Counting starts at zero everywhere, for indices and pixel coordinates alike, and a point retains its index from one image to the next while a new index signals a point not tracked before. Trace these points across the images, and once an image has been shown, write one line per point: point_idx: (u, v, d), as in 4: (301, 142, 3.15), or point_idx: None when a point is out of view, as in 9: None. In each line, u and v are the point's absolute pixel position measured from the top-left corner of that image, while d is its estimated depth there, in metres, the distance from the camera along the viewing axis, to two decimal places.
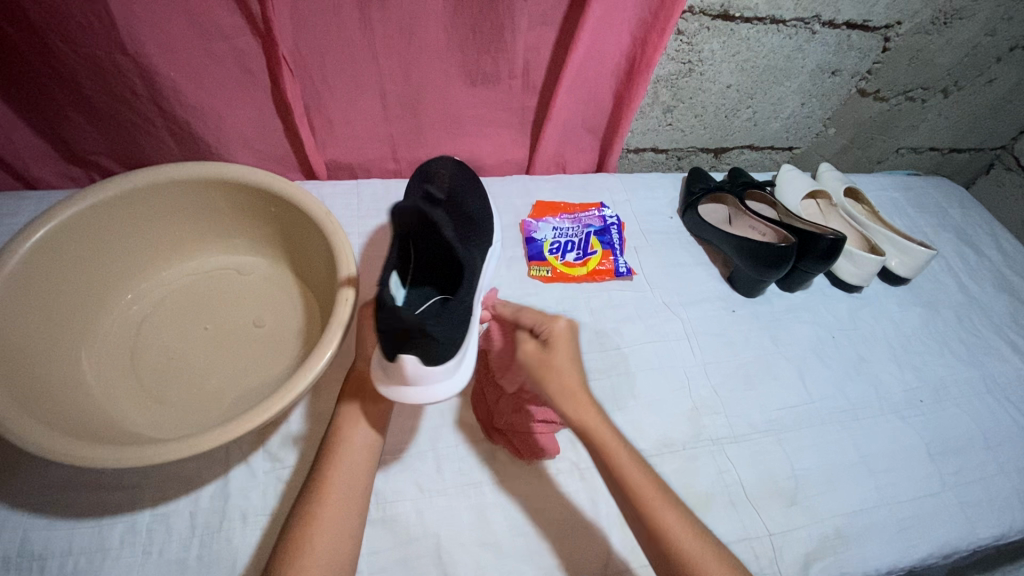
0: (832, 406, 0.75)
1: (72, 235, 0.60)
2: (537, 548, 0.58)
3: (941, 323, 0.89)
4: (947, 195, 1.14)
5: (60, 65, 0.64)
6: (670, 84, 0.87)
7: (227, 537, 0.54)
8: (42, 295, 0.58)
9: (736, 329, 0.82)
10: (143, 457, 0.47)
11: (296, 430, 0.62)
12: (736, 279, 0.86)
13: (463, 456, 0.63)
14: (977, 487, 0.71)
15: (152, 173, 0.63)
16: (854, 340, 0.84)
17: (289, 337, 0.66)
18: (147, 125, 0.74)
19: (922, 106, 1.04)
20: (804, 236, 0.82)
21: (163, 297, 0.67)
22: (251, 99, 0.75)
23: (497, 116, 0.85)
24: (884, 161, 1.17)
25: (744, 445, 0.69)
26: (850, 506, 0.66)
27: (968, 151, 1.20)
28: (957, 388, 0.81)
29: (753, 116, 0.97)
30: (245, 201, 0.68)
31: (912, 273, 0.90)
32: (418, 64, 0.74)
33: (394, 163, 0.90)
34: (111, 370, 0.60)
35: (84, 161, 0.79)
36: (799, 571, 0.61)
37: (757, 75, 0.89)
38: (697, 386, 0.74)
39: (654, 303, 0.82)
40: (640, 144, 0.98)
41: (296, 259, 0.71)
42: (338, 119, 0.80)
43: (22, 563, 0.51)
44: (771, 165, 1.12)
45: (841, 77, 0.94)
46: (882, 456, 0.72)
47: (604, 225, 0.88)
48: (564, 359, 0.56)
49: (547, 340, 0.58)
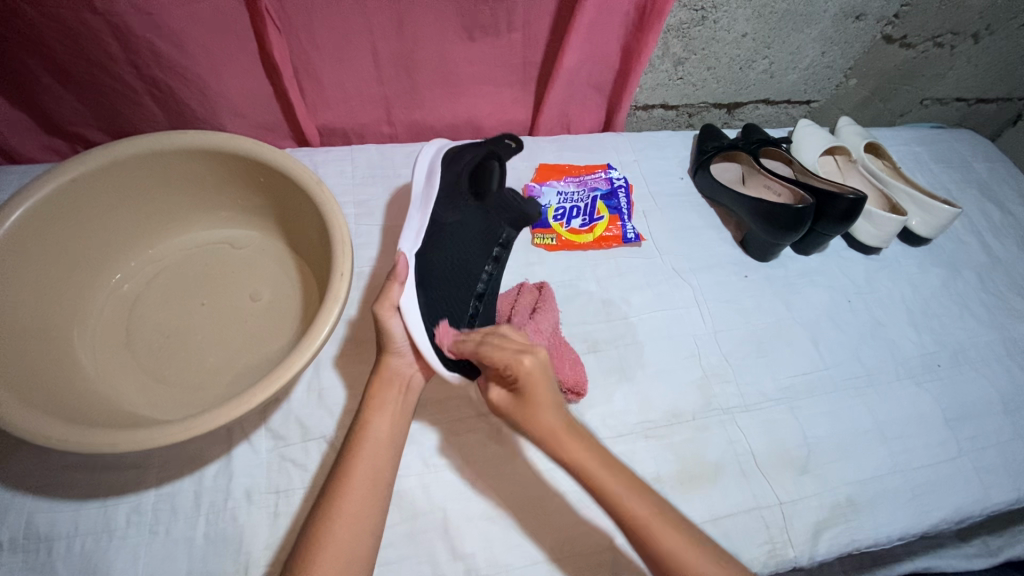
0: (845, 372, 0.73)
1: (53, 213, 0.57)
2: (545, 520, 0.58)
3: (961, 284, 0.86)
4: (973, 148, 1.08)
5: (26, 28, 0.60)
6: (682, 33, 0.81)
7: (232, 515, 0.54)
8: (29, 277, 0.56)
9: (748, 295, 0.79)
10: (141, 440, 0.46)
11: (298, 406, 0.61)
12: (748, 243, 0.82)
13: (467, 429, 0.62)
14: (993, 451, 0.70)
15: (133, 144, 0.59)
16: (870, 303, 0.81)
17: (286, 312, 0.64)
18: (126, 91, 0.70)
19: (950, 52, 0.97)
20: (822, 196, 0.78)
21: (155, 275, 0.65)
22: (237, 60, 0.70)
23: (497, 74, 0.80)
24: (906, 114, 1.11)
25: (756, 414, 0.68)
26: (863, 474, 0.65)
27: (995, 102, 1.13)
28: (976, 351, 0.78)
29: (769, 67, 0.91)
30: (232, 170, 0.65)
31: (933, 232, 0.86)
32: (410, 19, 0.69)
33: (389, 126, 0.86)
34: (108, 352, 0.58)
35: (66, 133, 0.75)
36: (810, 538, 0.60)
37: (775, 21, 0.82)
38: (708, 355, 0.72)
39: (664, 269, 0.79)
40: (650, 100, 0.93)
41: (288, 229, 0.68)
42: (329, 81, 0.75)
43: (28, 545, 0.51)
44: (786, 120, 1.06)
45: (866, 22, 0.87)
46: (896, 421, 0.70)
47: (612, 188, 0.84)
48: (543, 402, 0.48)
49: (516, 385, 0.48)
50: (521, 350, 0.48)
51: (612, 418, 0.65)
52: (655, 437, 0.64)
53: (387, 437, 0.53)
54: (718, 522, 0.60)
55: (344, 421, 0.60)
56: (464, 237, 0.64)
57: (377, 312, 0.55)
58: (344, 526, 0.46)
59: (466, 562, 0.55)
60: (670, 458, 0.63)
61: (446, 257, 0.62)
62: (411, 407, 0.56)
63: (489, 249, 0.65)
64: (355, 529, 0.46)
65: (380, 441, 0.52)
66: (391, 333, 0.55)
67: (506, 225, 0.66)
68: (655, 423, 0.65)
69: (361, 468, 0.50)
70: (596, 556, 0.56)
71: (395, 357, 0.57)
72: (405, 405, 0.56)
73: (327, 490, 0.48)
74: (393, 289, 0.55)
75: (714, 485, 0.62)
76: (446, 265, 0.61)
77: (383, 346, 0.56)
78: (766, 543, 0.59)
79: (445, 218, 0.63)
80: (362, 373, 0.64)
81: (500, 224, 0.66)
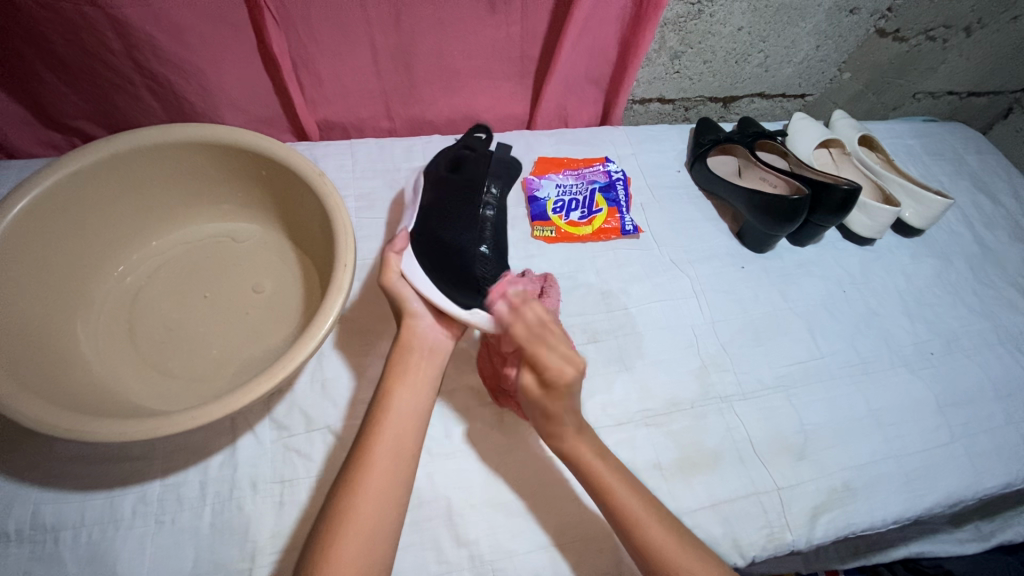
0: (842, 361, 0.74)
1: (55, 205, 0.57)
2: (547, 508, 0.58)
3: (954, 275, 0.87)
4: (964, 141, 1.10)
5: (25, 21, 0.60)
6: (678, 27, 0.81)
7: (238, 505, 0.55)
8: (31, 269, 0.56)
9: (746, 285, 0.80)
10: (147, 429, 0.46)
11: (300, 397, 0.61)
12: (746, 234, 0.83)
13: (470, 419, 0.62)
14: (986, 437, 0.71)
15: (134, 136, 0.60)
16: (865, 293, 0.82)
17: (289, 304, 0.64)
18: (126, 85, 0.70)
19: (942, 46, 0.99)
20: (817, 187, 0.79)
21: (157, 267, 0.65)
22: (237, 53, 0.70)
23: (495, 68, 0.81)
24: (899, 107, 1.12)
25: (753, 402, 0.69)
26: (859, 459, 0.67)
27: (986, 95, 1.14)
28: (968, 339, 0.80)
29: (765, 61, 0.92)
30: (234, 162, 0.65)
31: (927, 223, 0.87)
32: (409, 13, 0.69)
33: (388, 121, 0.86)
34: (111, 344, 0.58)
35: (65, 126, 0.75)
36: (806, 524, 0.61)
37: (770, 15, 0.83)
38: (706, 345, 0.73)
39: (663, 261, 0.80)
40: (647, 94, 0.93)
41: (290, 221, 0.68)
42: (328, 75, 0.75)
43: (35, 535, 0.51)
44: (781, 114, 1.07)
45: (860, 15, 0.88)
46: (892, 409, 0.71)
47: (610, 181, 0.85)
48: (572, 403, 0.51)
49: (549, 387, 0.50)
50: (568, 356, 0.50)
51: (613, 407, 0.65)
52: (656, 425, 0.65)
53: (410, 411, 0.53)
54: (717, 507, 0.61)
55: (347, 412, 0.61)
56: (456, 195, 0.64)
57: (385, 284, 0.58)
58: (370, 499, 0.47)
59: (470, 549, 0.55)
60: (670, 445, 0.64)
61: (436, 212, 0.63)
62: (436, 371, 0.58)
63: (479, 197, 0.64)
64: (381, 502, 0.47)
65: (404, 415, 0.53)
66: (403, 297, 0.58)
67: (486, 178, 0.67)
68: (654, 412, 0.66)
69: (383, 441, 0.50)
70: (598, 543, 0.57)
71: (415, 321, 0.58)
72: (430, 376, 0.57)
73: (348, 467, 0.49)
74: (391, 260, 0.58)
75: (713, 471, 0.63)
76: (440, 218, 0.62)
77: (402, 314, 0.59)
78: (764, 528, 0.61)
79: (434, 193, 0.65)
80: (363, 365, 0.64)
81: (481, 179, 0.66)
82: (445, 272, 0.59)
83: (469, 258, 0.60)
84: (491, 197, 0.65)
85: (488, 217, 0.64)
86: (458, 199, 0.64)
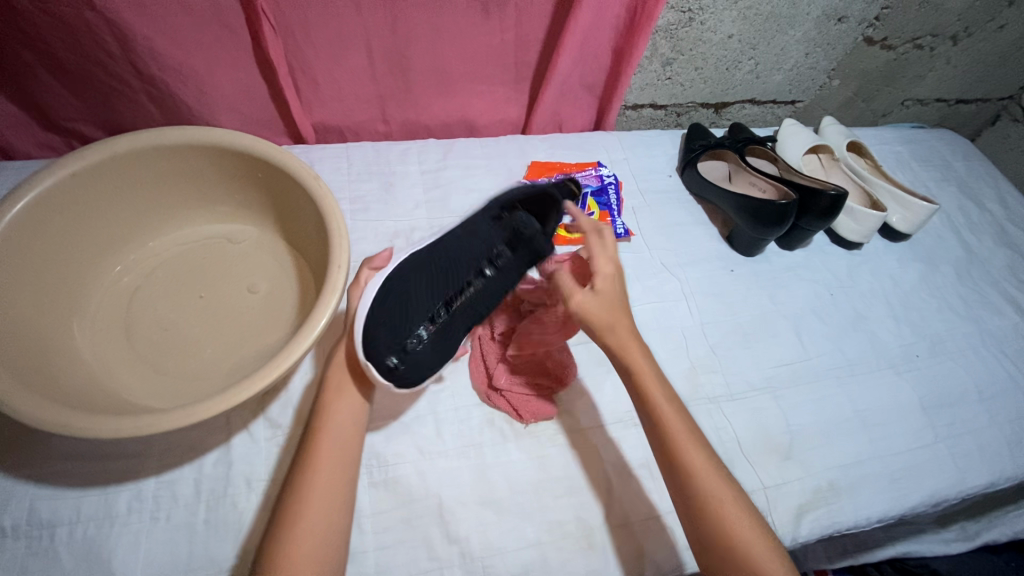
0: (830, 362, 0.76)
1: (53, 206, 0.58)
2: (537, 505, 0.59)
3: (940, 278, 0.89)
4: (952, 147, 1.12)
5: (26, 25, 0.61)
6: (669, 34, 0.83)
7: (232, 502, 0.55)
8: (30, 269, 0.57)
9: (736, 288, 0.81)
10: (143, 426, 0.47)
11: (294, 396, 0.62)
12: (736, 238, 0.85)
13: (461, 419, 0.63)
14: (968, 438, 0.73)
15: (131, 138, 0.61)
16: (852, 296, 0.84)
17: (284, 304, 0.65)
18: (124, 88, 0.71)
19: (930, 54, 1.00)
20: (805, 193, 0.80)
21: (154, 267, 0.66)
22: (235, 58, 0.71)
23: (490, 74, 0.82)
24: (888, 114, 1.14)
25: (740, 402, 0.70)
26: (845, 459, 0.68)
27: (973, 103, 1.16)
28: (953, 342, 0.81)
29: (755, 68, 0.94)
30: (230, 164, 0.66)
31: (913, 228, 0.89)
32: (406, 18, 0.70)
33: (384, 124, 0.87)
34: (108, 342, 0.59)
35: (64, 129, 0.76)
36: (792, 521, 0.63)
37: (759, 23, 0.85)
38: (696, 346, 0.74)
39: (654, 264, 0.81)
40: (639, 100, 0.95)
41: (285, 223, 0.69)
42: (325, 79, 0.77)
43: (31, 531, 0.52)
44: (772, 120, 1.09)
45: (848, 24, 0.90)
46: (878, 409, 0.73)
47: (602, 185, 0.86)
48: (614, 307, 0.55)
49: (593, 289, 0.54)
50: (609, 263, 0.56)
51: (602, 407, 0.66)
52: None
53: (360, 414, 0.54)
54: None
55: None
56: (462, 243, 0.58)
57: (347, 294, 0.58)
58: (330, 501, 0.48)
59: (460, 546, 0.56)
60: None
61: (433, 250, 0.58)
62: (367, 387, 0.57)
63: (482, 259, 0.57)
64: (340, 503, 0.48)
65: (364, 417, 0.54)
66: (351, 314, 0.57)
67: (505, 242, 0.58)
68: None
69: (327, 455, 0.50)
70: (585, 540, 0.58)
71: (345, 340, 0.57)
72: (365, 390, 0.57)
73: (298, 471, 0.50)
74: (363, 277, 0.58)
75: None
76: (432, 256, 0.57)
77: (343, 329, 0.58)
78: None
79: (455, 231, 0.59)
80: None
81: (495, 240, 0.58)
82: (390, 306, 0.53)
83: (419, 312, 0.53)
84: (493, 267, 0.57)
85: (472, 284, 0.56)
86: (463, 248, 0.57)
